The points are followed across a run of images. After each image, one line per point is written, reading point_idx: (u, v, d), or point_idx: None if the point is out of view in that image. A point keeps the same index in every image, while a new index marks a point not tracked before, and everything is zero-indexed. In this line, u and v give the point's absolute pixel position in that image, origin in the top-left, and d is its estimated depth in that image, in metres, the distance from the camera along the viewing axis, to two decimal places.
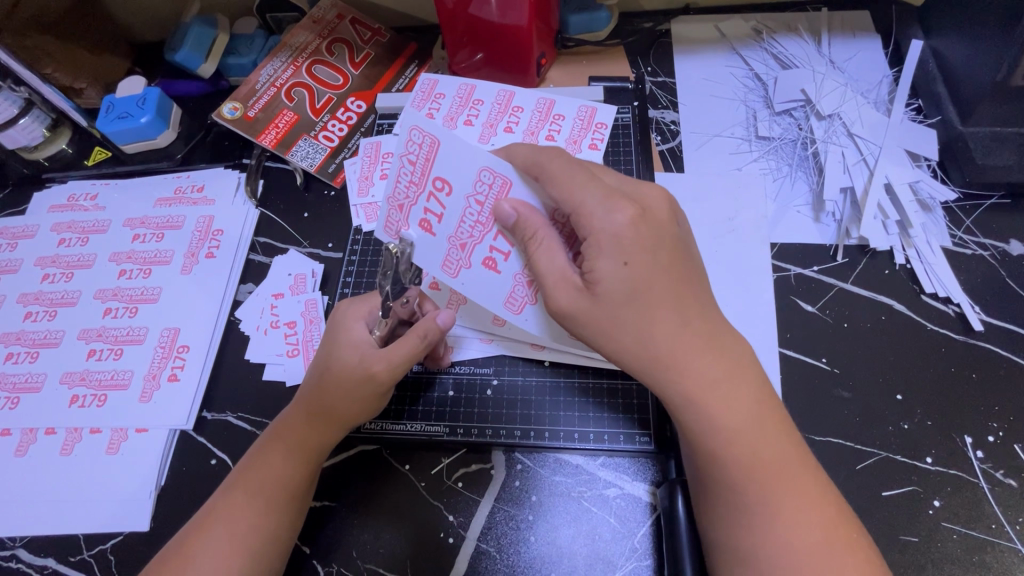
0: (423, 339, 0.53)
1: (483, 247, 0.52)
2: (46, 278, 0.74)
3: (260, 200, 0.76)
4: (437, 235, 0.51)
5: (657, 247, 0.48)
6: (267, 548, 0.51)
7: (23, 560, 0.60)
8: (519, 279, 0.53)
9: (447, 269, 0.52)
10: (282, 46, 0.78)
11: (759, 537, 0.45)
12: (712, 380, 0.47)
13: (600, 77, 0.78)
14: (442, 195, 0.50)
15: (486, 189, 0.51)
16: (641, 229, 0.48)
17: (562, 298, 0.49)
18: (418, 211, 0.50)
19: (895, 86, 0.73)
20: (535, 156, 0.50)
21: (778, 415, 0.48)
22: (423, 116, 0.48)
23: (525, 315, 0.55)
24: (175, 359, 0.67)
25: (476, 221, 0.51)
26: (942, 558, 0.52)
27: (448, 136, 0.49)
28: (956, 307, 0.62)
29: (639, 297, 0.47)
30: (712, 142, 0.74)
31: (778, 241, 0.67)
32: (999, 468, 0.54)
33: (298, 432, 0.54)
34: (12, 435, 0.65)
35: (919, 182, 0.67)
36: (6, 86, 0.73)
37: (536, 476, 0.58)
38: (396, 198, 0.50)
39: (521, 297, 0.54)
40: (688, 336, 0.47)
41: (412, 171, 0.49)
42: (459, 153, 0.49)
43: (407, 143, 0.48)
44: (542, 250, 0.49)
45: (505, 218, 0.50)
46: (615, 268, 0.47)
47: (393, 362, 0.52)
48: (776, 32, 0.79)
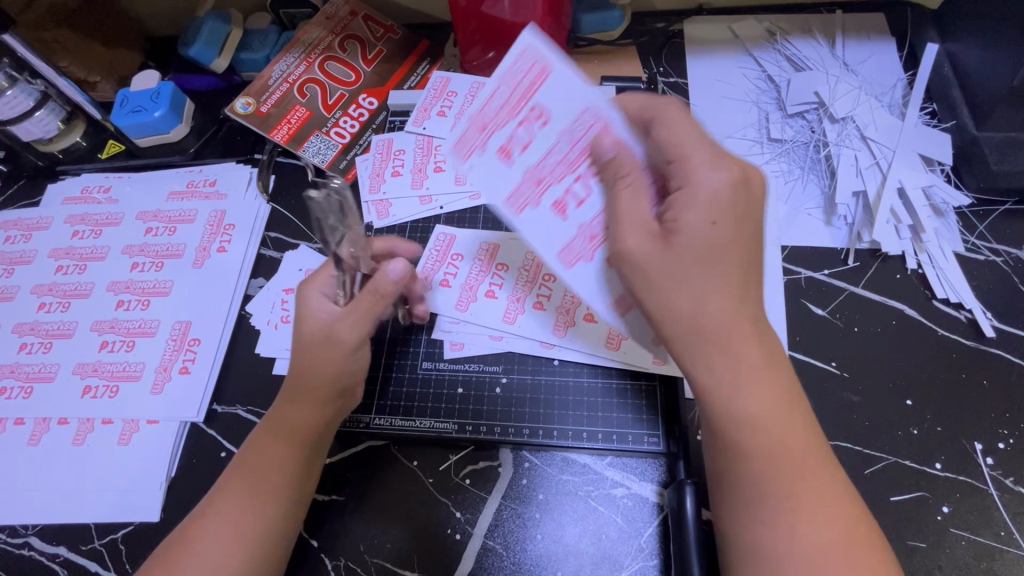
0: (378, 294, 0.53)
1: (559, 187, 0.52)
2: (59, 269, 0.75)
3: (272, 195, 0.77)
4: (512, 164, 0.52)
5: (747, 218, 0.47)
6: (263, 536, 0.51)
7: (35, 548, 0.60)
8: (582, 230, 0.52)
9: (511, 202, 0.52)
10: (294, 42, 0.79)
11: (773, 532, 0.44)
12: (747, 364, 0.46)
13: (612, 77, 0.78)
14: (536, 124, 0.52)
15: (583, 129, 0.51)
16: (740, 194, 0.46)
17: (632, 242, 0.47)
18: (500, 135, 0.53)
19: (910, 89, 0.73)
20: (648, 105, 0.51)
21: (798, 409, 0.47)
22: (542, 42, 0.51)
23: (576, 268, 0.52)
24: (186, 351, 0.68)
25: (561, 160, 0.52)
26: (949, 564, 0.52)
27: (561, 72, 0.51)
28: (968, 313, 0.61)
29: (715, 259, 0.46)
30: (724, 143, 0.73)
31: (788, 244, 0.67)
32: (1009, 476, 0.54)
33: (283, 415, 0.54)
34: (25, 425, 0.66)
35: (932, 187, 0.66)
36: (22, 78, 0.73)
37: (543, 474, 0.59)
38: (482, 117, 0.53)
39: (579, 248, 0.52)
40: (742, 314, 0.46)
41: (513, 90, 0.52)
42: (572, 89, 0.51)
43: (515, 64, 0.51)
44: (629, 192, 0.49)
45: (601, 154, 0.51)
46: (702, 224, 0.46)
47: (354, 321, 0.53)
48: (790, 34, 0.79)
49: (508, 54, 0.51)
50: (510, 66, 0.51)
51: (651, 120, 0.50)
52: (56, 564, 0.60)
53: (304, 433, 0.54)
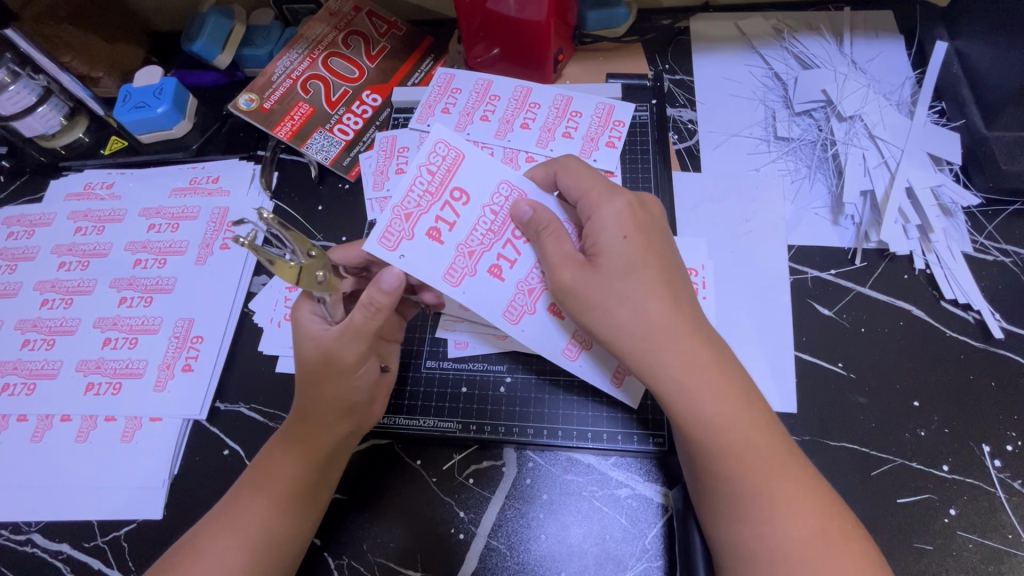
0: (370, 306, 0.49)
1: (491, 254, 0.54)
2: (62, 266, 0.74)
3: (275, 192, 0.76)
4: (444, 243, 0.52)
5: (651, 229, 0.51)
6: (272, 549, 0.50)
7: (38, 545, 0.60)
8: (520, 287, 0.54)
9: (449, 278, 0.52)
10: (298, 38, 0.78)
11: (762, 536, 0.43)
12: (697, 364, 0.47)
13: (617, 74, 0.77)
14: (458, 205, 0.53)
15: (501, 201, 0.54)
16: (638, 213, 0.51)
17: (567, 275, 0.50)
18: (428, 219, 0.52)
19: (918, 88, 0.72)
20: (549, 162, 0.56)
21: (756, 407, 0.47)
22: (449, 133, 0.53)
23: (523, 324, 0.55)
24: (189, 349, 0.67)
25: (487, 230, 0.54)
26: (956, 567, 0.51)
27: (470, 153, 0.54)
28: (977, 314, 0.61)
29: (634, 268, 0.49)
30: (730, 142, 0.73)
31: (795, 244, 0.66)
32: (1017, 478, 0.54)
33: (297, 430, 0.53)
34: (28, 421, 0.66)
35: (941, 187, 0.66)
36: (24, 73, 0.73)
37: (548, 474, 0.58)
38: (405, 207, 0.52)
39: (522, 304, 0.55)
40: (679, 318, 0.48)
41: (429, 181, 0.53)
42: (480, 167, 0.54)
43: (430, 155, 0.53)
44: (553, 233, 0.51)
45: (522, 215, 0.52)
46: (616, 240, 0.49)
47: (347, 338, 0.49)
48: (797, 31, 0.78)
49: (421, 150, 0.53)
50: (426, 158, 0.53)
51: (556, 172, 0.55)
52: (59, 561, 0.59)
53: (312, 448, 0.53)
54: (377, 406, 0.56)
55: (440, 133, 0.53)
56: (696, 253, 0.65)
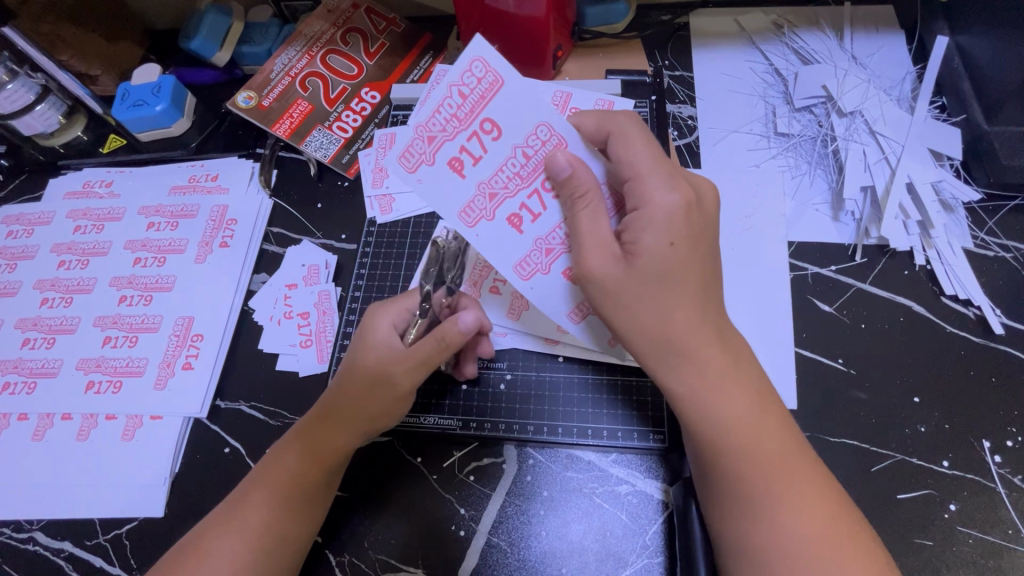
0: (439, 342, 0.51)
1: (514, 202, 0.50)
2: (62, 264, 0.74)
3: (274, 189, 0.76)
4: (466, 177, 0.49)
5: (700, 236, 0.48)
6: (280, 550, 0.50)
7: (40, 543, 0.60)
8: (538, 245, 0.51)
9: (465, 216, 0.50)
10: (296, 36, 0.78)
11: (762, 532, 0.44)
12: (707, 372, 0.47)
13: (616, 71, 0.77)
14: (487, 138, 0.48)
15: (537, 145, 0.49)
16: (692, 216, 0.48)
17: (597, 262, 0.47)
18: (452, 147, 0.48)
19: (919, 83, 0.72)
20: (606, 120, 0.52)
21: (770, 407, 0.47)
22: (490, 50, 0.46)
23: (532, 282, 0.53)
24: (189, 347, 0.67)
25: (515, 174, 0.49)
26: (955, 563, 0.52)
27: (513, 81, 0.47)
28: (977, 310, 0.61)
29: (673, 277, 0.47)
30: (730, 138, 0.73)
31: (795, 240, 0.66)
32: (1017, 474, 0.54)
33: (315, 431, 0.53)
34: (29, 420, 0.66)
35: (942, 182, 0.65)
36: (22, 72, 0.73)
37: (548, 471, 0.58)
38: (429, 128, 0.47)
39: (536, 262, 0.52)
40: (705, 329, 0.47)
41: (460, 105, 0.47)
42: (521, 101, 0.48)
43: (465, 74, 0.46)
44: (589, 211, 0.48)
45: (559, 171, 0.48)
46: (660, 245, 0.46)
47: (411, 365, 0.51)
48: (797, 26, 0.78)
49: (455, 68, 0.46)
50: (459, 76, 0.47)
51: (611, 136, 0.51)
52: (60, 560, 0.60)
53: (324, 454, 0.53)
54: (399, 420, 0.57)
55: (478, 48, 0.46)
56: None
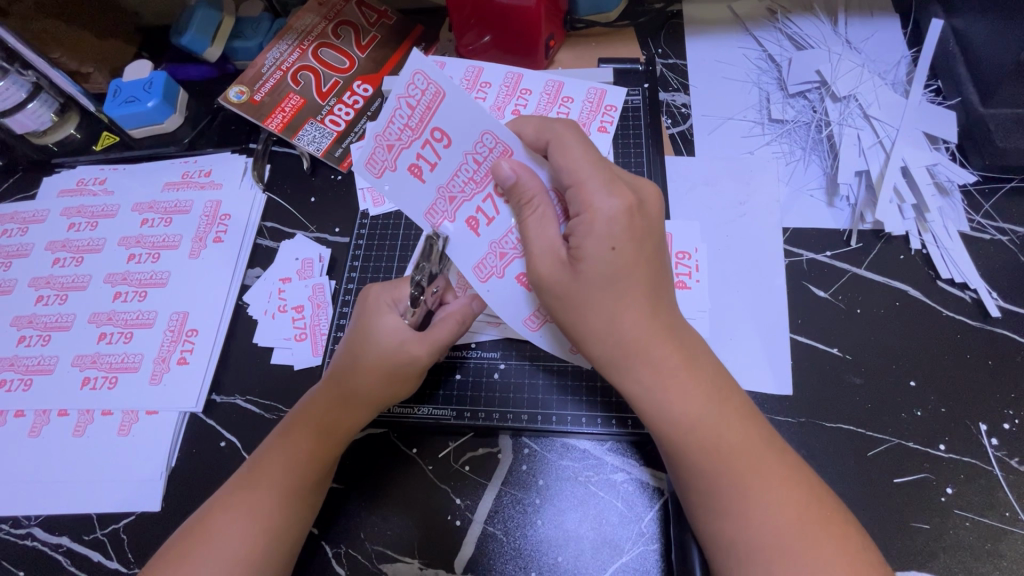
0: (460, 324, 0.55)
1: (470, 205, 0.50)
2: (56, 262, 0.74)
3: (266, 184, 0.76)
4: (426, 181, 0.49)
5: (644, 239, 0.47)
6: (292, 536, 0.51)
7: (39, 538, 0.61)
8: (493, 249, 0.51)
9: (429, 218, 0.50)
10: (287, 29, 0.78)
11: (752, 525, 0.43)
12: (664, 369, 0.46)
13: (610, 59, 0.76)
14: (440, 146, 0.47)
15: (484, 152, 0.48)
16: (635, 219, 0.46)
17: (546, 270, 0.48)
18: (409, 154, 0.47)
19: (914, 67, 0.71)
20: (545, 128, 0.50)
21: (730, 400, 0.47)
22: (431, 62, 0.44)
23: (489, 284, 0.52)
24: (184, 342, 0.68)
25: (469, 178, 0.49)
26: (953, 546, 0.51)
27: (456, 89, 0.45)
28: (973, 293, 0.60)
29: (617, 282, 0.46)
30: (724, 126, 0.72)
31: (790, 226, 0.66)
32: (1014, 456, 0.54)
33: (325, 415, 0.53)
34: (25, 416, 0.66)
35: (937, 165, 0.65)
36: (14, 69, 0.73)
37: (543, 460, 0.58)
38: (386, 137, 0.47)
39: (490, 266, 0.52)
40: (654, 332, 0.47)
41: (409, 115, 0.46)
42: (465, 107, 0.46)
43: (409, 86, 0.45)
44: (536, 218, 0.48)
45: (504, 179, 0.48)
46: (603, 251, 0.45)
47: (433, 347, 0.53)
48: (791, 12, 0.77)
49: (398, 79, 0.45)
50: (405, 88, 0.45)
51: (548, 144, 0.50)
52: (59, 554, 0.60)
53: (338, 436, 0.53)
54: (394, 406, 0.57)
55: (417, 59, 0.44)
56: (690, 236, 0.65)
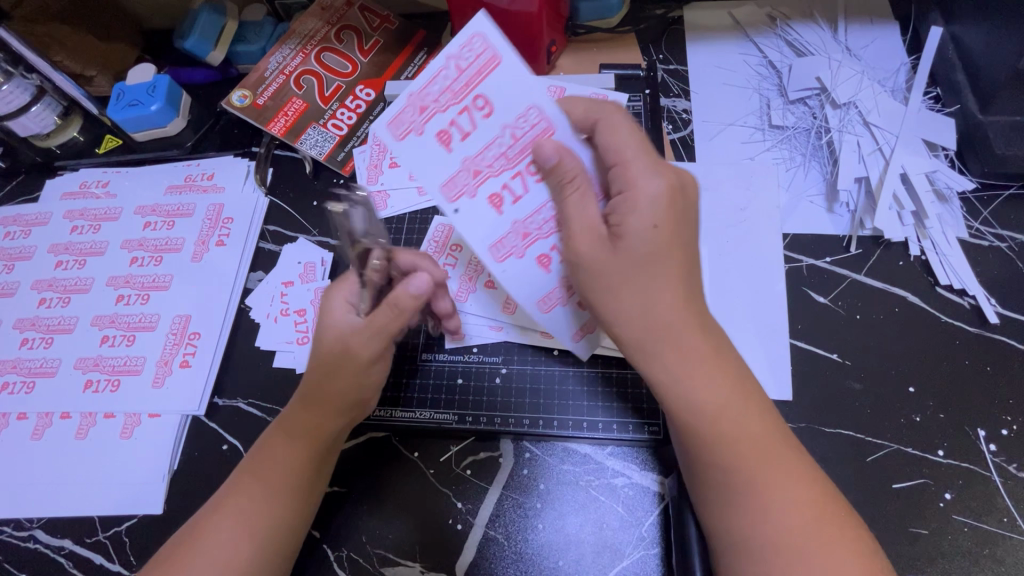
0: (397, 308, 0.50)
1: (497, 181, 0.49)
2: (59, 265, 0.75)
3: (269, 188, 0.76)
4: (452, 151, 0.48)
5: (684, 220, 0.48)
6: (281, 541, 0.51)
7: (41, 541, 0.61)
8: (516, 227, 0.50)
9: (447, 190, 0.49)
10: (290, 34, 0.78)
11: (762, 527, 0.43)
12: (691, 357, 0.46)
13: (611, 65, 0.77)
14: (477, 114, 0.48)
15: (527, 127, 0.48)
16: (676, 199, 0.47)
17: (585, 248, 0.47)
18: (442, 120, 0.48)
19: (913, 74, 0.72)
20: (594, 108, 0.51)
21: (751, 396, 0.47)
22: (493, 29, 0.47)
23: (506, 265, 0.51)
24: (187, 345, 0.68)
25: (501, 154, 0.48)
26: (951, 551, 0.52)
27: (512, 60, 0.47)
28: (972, 300, 0.61)
29: (656, 260, 0.47)
30: (725, 132, 0.73)
31: (790, 232, 0.66)
32: (1012, 462, 0.54)
33: (301, 421, 0.53)
34: (28, 419, 0.66)
35: (935, 172, 0.66)
36: (18, 73, 0.73)
37: (545, 464, 0.59)
38: (423, 99, 0.49)
39: (511, 246, 0.50)
40: (686, 311, 0.47)
41: (454, 79, 0.48)
42: (515, 76, 0.47)
43: (462, 48, 0.47)
44: (577, 195, 0.47)
45: (545, 160, 0.47)
46: (645, 228, 0.46)
47: (373, 333, 0.51)
48: (791, 18, 0.78)
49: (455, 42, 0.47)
50: (459, 50, 0.48)
51: (597, 125, 0.50)
52: (61, 557, 0.60)
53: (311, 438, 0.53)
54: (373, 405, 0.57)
55: (477, 22, 0.47)
56: None
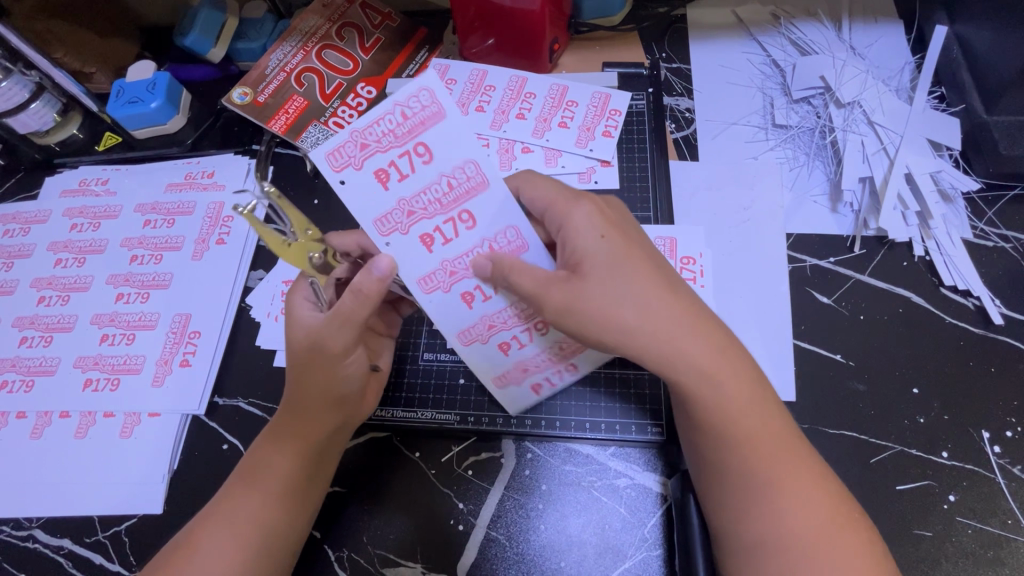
0: (357, 293, 0.48)
1: (428, 223, 0.49)
2: (58, 262, 0.74)
3: (270, 186, 0.76)
4: (389, 190, 0.47)
5: (625, 229, 0.50)
6: (277, 546, 0.50)
7: (40, 541, 0.60)
8: (471, 288, 0.51)
9: (379, 225, 0.48)
10: (291, 31, 0.78)
11: (771, 529, 0.43)
12: (700, 357, 0.45)
13: (614, 63, 0.77)
14: (418, 160, 0.46)
15: (461, 178, 0.47)
16: (607, 214, 0.50)
17: (555, 294, 0.47)
18: (382, 159, 0.46)
19: (918, 73, 0.71)
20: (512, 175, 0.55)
21: (764, 398, 0.46)
22: (441, 83, 0.45)
23: (433, 297, 0.51)
24: (187, 344, 0.67)
25: (436, 199, 0.48)
26: (956, 553, 0.51)
27: (455, 115, 0.46)
28: (977, 300, 0.60)
29: (623, 260, 0.47)
30: (728, 131, 0.72)
31: (793, 232, 0.66)
32: (1017, 464, 0.54)
33: (290, 426, 0.53)
34: (27, 418, 0.66)
35: (940, 172, 0.65)
36: (16, 69, 0.72)
37: (546, 465, 0.58)
38: (364, 135, 0.46)
39: (439, 280, 0.51)
40: (677, 304, 0.47)
41: (398, 123, 0.46)
42: (457, 133, 0.46)
43: (410, 97, 0.45)
44: (522, 259, 0.48)
45: (482, 267, 0.50)
46: (593, 238, 0.48)
47: (342, 328, 0.49)
48: (795, 17, 0.77)
49: (403, 88, 0.45)
50: (406, 97, 0.45)
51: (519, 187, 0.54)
52: (60, 556, 0.60)
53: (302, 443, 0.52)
54: (366, 401, 0.57)
55: (430, 77, 0.45)
56: (694, 241, 0.65)
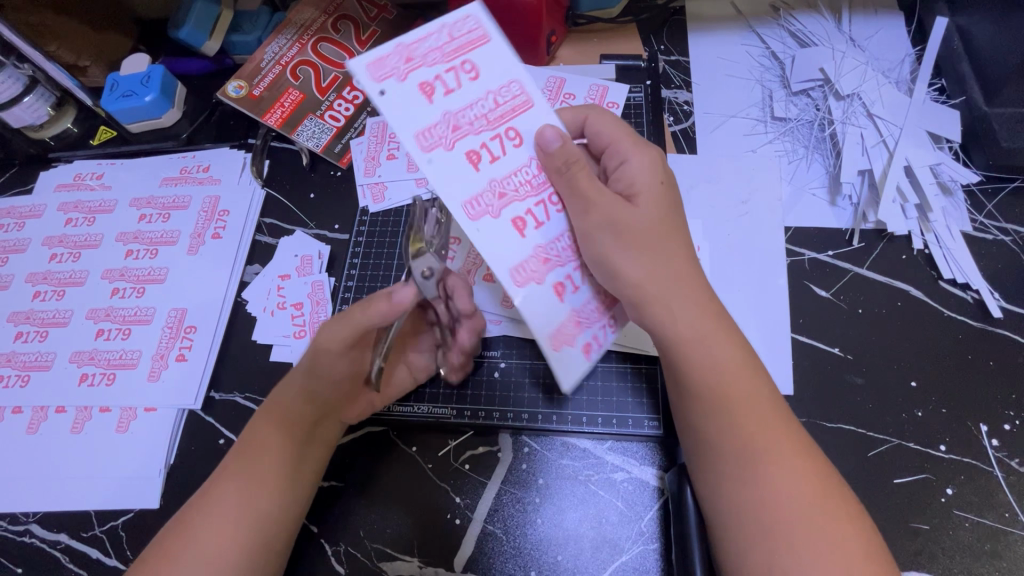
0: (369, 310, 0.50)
1: (477, 138, 0.44)
2: (53, 257, 0.74)
3: (266, 180, 0.75)
4: (433, 103, 0.43)
5: (674, 211, 0.52)
6: (267, 540, 0.50)
7: (36, 535, 0.60)
8: (493, 188, 0.44)
9: (422, 139, 0.42)
10: (287, 23, 0.77)
11: (766, 524, 0.43)
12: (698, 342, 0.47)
13: (611, 56, 0.76)
14: (466, 74, 0.44)
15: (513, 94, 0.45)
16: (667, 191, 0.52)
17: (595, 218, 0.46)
18: (426, 72, 0.43)
19: (918, 65, 0.71)
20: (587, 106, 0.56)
21: (760, 392, 0.47)
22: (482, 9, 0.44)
23: (479, 223, 0.43)
24: (182, 339, 0.67)
25: (484, 117, 0.44)
26: (953, 546, 0.51)
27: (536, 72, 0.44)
28: (975, 294, 0.60)
29: (659, 241, 0.49)
30: (726, 124, 0.72)
31: (792, 225, 0.65)
32: (1014, 457, 0.54)
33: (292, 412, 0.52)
34: (23, 413, 0.66)
35: (939, 165, 0.65)
36: (9, 63, 0.72)
37: (543, 459, 0.58)
38: (411, 49, 0.43)
39: (486, 202, 0.43)
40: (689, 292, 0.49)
41: (446, 41, 0.43)
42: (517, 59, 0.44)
43: (457, 19, 0.44)
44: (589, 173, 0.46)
45: (549, 141, 0.44)
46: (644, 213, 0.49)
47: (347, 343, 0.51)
48: (794, 9, 0.77)
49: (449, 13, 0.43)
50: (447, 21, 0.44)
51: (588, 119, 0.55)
52: (57, 551, 0.60)
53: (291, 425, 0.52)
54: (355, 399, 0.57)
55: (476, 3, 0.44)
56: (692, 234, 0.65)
